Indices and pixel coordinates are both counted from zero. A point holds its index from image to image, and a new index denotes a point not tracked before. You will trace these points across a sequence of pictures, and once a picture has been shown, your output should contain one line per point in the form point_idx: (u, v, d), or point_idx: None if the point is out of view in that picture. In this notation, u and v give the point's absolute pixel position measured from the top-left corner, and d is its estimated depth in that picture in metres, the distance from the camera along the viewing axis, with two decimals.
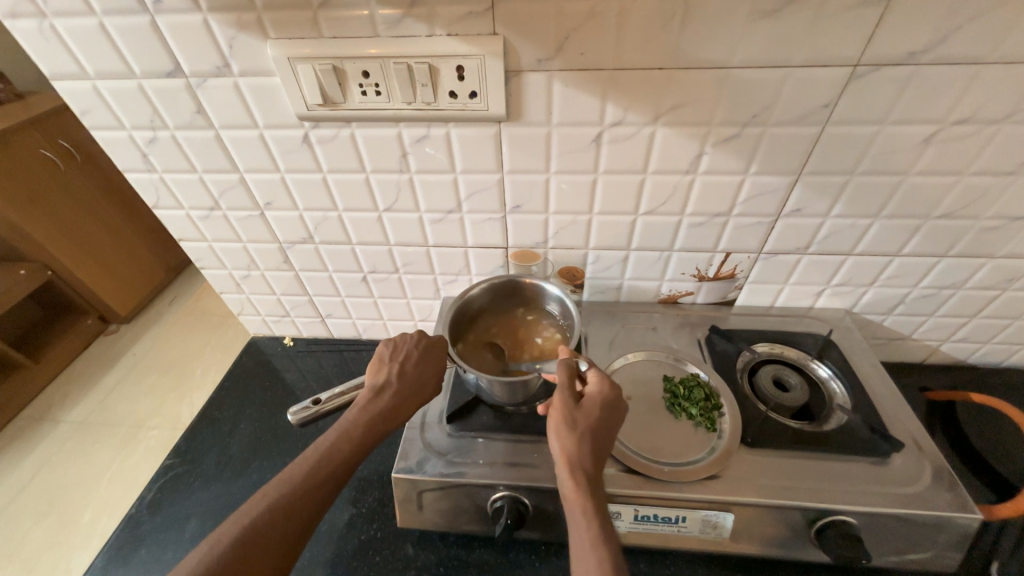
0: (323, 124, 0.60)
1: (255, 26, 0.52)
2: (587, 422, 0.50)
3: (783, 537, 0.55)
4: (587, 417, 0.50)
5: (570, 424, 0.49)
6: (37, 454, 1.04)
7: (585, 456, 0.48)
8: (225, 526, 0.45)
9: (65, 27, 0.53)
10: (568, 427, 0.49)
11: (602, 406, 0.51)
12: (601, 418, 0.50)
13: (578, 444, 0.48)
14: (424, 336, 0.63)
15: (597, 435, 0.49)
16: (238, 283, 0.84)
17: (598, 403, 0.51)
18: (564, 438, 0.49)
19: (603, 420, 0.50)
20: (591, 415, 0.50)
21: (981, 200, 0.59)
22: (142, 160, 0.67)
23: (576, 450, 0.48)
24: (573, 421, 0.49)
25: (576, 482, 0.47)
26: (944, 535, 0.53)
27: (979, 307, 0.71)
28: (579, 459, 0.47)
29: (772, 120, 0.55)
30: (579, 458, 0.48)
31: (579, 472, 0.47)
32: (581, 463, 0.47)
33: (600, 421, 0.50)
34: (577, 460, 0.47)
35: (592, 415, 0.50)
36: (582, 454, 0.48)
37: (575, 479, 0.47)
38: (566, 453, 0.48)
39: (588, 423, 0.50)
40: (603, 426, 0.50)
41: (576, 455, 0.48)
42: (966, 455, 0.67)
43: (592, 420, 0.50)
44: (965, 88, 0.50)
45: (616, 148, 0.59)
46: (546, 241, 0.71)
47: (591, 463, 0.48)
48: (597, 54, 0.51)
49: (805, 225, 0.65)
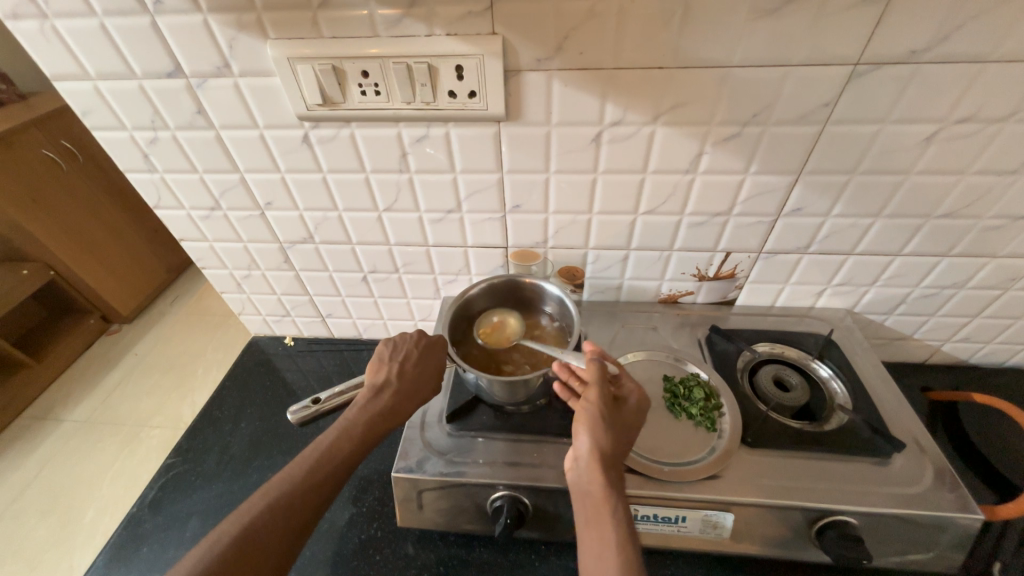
0: (323, 124, 0.60)
1: (255, 26, 0.52)
2: (622, 426, 0.50)
3: (783, 538, 0.55)
4: (620, 422, 0.50)
5: (607, 425, 0.49)
6: (39, 453, 1.04)
7: (617, 459, 0.48)
8: (225, 525, 0.45)
9: (66, 28, 0.54)
10: (605, 428, 0.49)
11: (633, 410, 0.52)
12: (631, 423, 0.51)
13: (613, 446, 0.48)
14: (423, 336, 0.63)
15: (626, 439, 0.50)
16: (239, 283, 0.84)
17: (631, 408, 0.52)
18: (602, 438, 0.48)
19: (633, 424, 0.51)
20: (625, 419, 0.51)
21: (983, 199, 0.59)
22: (143, 160, 0.67)
23: (613, 452, 0.48)
24: (610, 422, 0.49)
25: (610, 483, 0.47)
26: (946, 536, 0.53)
27: (981, 307, 0.71)
28: (613, 461, 0.48)
29: (772, 119, 0.55)
30: (614, 460, 0.48)
31: (610, 473, 0.47)
32: (614, 464, 0.48)
33: (631, 427, 0.51)
34: (611, 461, 0.48)
35: (626, 419, 0.51)
36: (616, 456, 0.48)
37: (609, 480, 0.47)
38: (603, 453, 0.47)
39: (623, 427, 0.50)
40: (631, 431, 0.51)
41: (610, 456, 0.48)
42: (968, 456, 0.67)
43: (625, 425, 0.50)
44: (967, 87, 0.50)
45: (616, 148, 0.59)
46: (546, 240, 0.71)
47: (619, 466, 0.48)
48: (597, 53, 0.51)
49: (806, 224, 0.65)
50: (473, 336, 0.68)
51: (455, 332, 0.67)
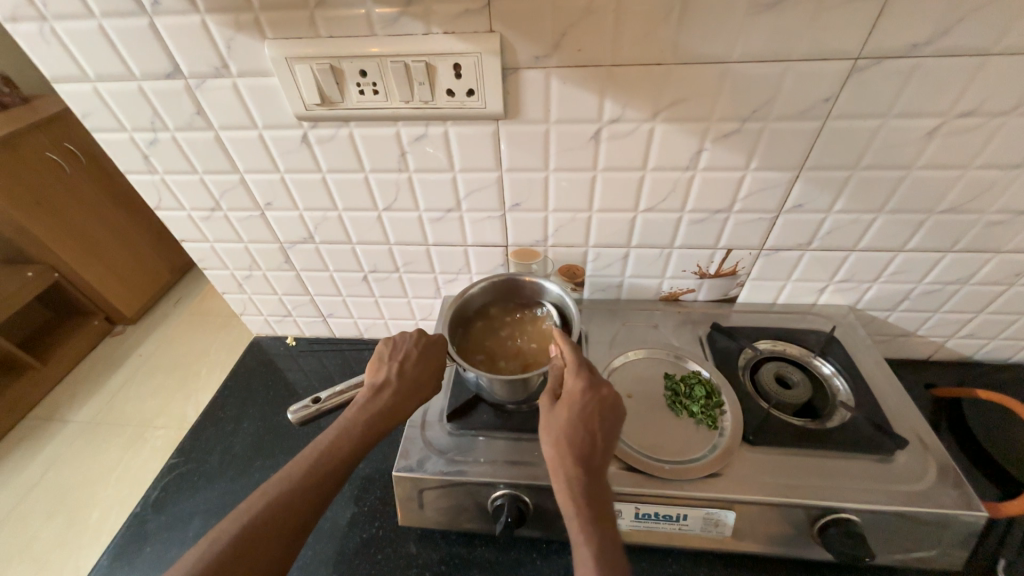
0: (322, 124, 0.60)
1: (253, 27, 0.52)
2: (561, 424, 0.50)
3: (786, 535, 0.55)
4: (560, 421, 0.50)
5: (548, 431, 0.50)
6: (45, 454, 1.05)
7: (562, 460, 0.48)
8: (225, 524, 0.45)
9: (65, 30, 0.54)
10: (547, 435, 0.50)
11: (574, 403, 0.50)
12: (572, 417, 0.50)
13: (553, 451, 0.49)
14: (423, 335, 0.63)
15: (574, 435, 0.49)
16: (240, 283, 0.85)
17: (570, 402, 0.51)
18: (545, 445, 0.50)
19: (578, 418, 0.50)
20: (564, 416, 0.50)
21: (986, 194, 0.58)
22: (143, 161, 0.67)
23: (553, 456, 0.49)
24: (549, 426, 0.50)
25: (559, 487, 0.48)
26: (949, 533, 0.52)
27: (985, 303, 0.71)
28: (557, 464, 0.48)
29: (772, 114, 0.54)
30: (557, 463, 0.48)
31: (558, 477, 0.48)
32: (558, 468, 0.48)
33: (574, 420, 0.50)
34: (556, 465, 0.48)
35: (565, 416, 0.50)
36: (558, 459, 0.48)
37: (559, 485, 0.48)
38: (547, 460, 0.49)
39: (561, 426, 0.50)
40: (580, 424, 0.49)
41: (555, 460, 0.49)
42: (972, 453, 0.66)
43: (565, 421, 0.50)
44: (969, 80, 0.50)
45: (615, 145, 0.59)
46: (546, 238, 0.71)
47: (569, 466, 0.48)
48: (595, 50, 0.51)
49: (807, 220, 0.64)
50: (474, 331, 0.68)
51: (455, 330, 0.67)
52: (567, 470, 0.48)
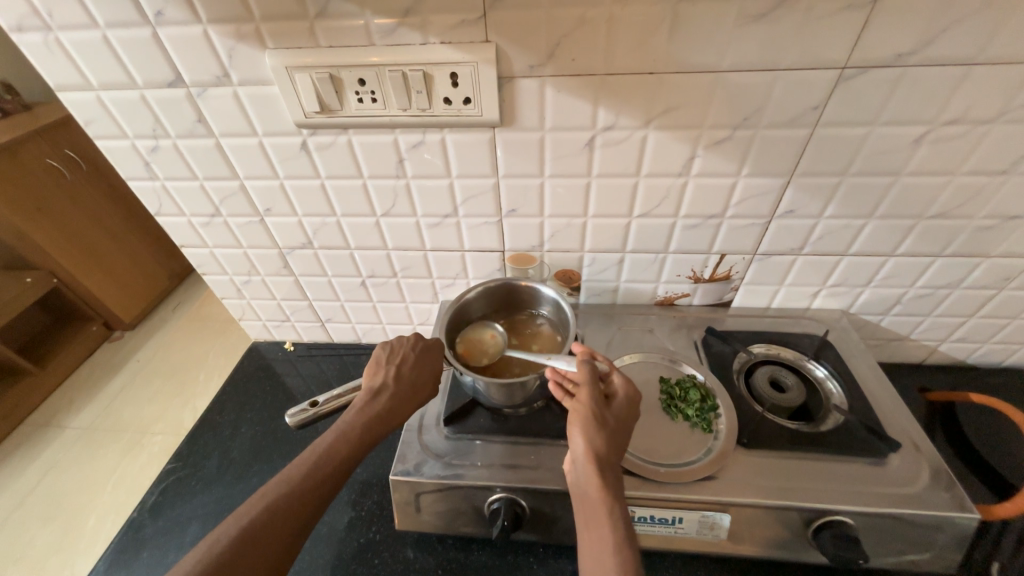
0: (321, 131, 0.61)
1: (253, 37, 0.54)
2: (614, 423, 0.51)
3: (781, 538, 0.55)
4: (614, 418, 0.51)
5: (600, 423, 0.50)
6: (41, 460, 1.04)
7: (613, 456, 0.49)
8: (224, 526, 0.46)
9: (69, 40, 0.55)
10: (599, 427, 0.49)
11: (626, 406, 0.52)
12: (625, 419, 0.52)
13: (606, 444, 0.49)
14: (420, 339, 0.63)
15: (621, 437, 0.51)
16: (239, 289, 0.85)
17: (624, 404, 0.52)
18: (599, 436, 0.49)
19: (626, 421, 0.52)
20: (618, 417, 0.51)
21: (974, 199, 0.59)
22: (144, 168, 0.68)
23: (608, 449, 0.49)
24: (602, 420, 0.50)
25: (605, 480, 0.47)
26: (943, 535, 0.53)
27: (977, 307, 0.71)
28: (607, 457, 0.48)
29: (762, 122, 0.55)
30: (610, 458, 0.48)
31: (605, 470, 0.47)
32: (608, 462, 0.48)
33: (624, 423, 0.51)
34: (606, 458, 0.48)
35: (619, 415, 0.51)
36: (611, 454, 0.49)
37: (605, 477, 0.47)
38: (596, 449, 0.48)
39: (615, 424, 0.51)
40: (624, 428, 0.51)
41: (605, 453, 0.48)
42: (966, 456, 0.67)
43: (618, 421, 0.51)
44: (955, 88, 0.51)
45: (610, 152, 0.60)
46: (543, 244, 0.72)
47: (615, 464, 0.49)
48: (589, 60, 0.52)
49: (799, 226, 0.65)
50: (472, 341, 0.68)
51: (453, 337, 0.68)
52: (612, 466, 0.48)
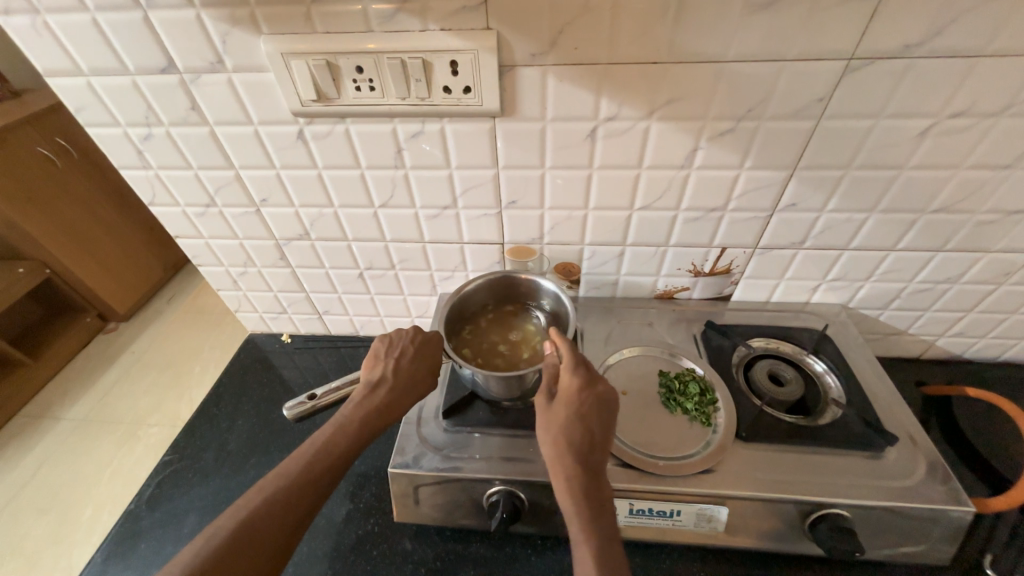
0: (318, 120, 0.60)
1: (248, 21, 0.52)
2: (558, 422, 0.50)
3: (778, 531, 0.55)
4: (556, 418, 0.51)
5: (546, 430, 0.50)
6: (36, 452, 1.04)
7: (560, 459, 0.49)
8: (221, 520, 0.45)
9: (58, 23, 0.53)
10: (545, 434, 0.50)
11: (571, 398, 0.51)
12: (565, 414, 0.50)
13: (556, 447, 0.49)
14: (419, 332, 0.63)
15: (574, 431, 0.49)
16: (235, 280, 0.84)
17: (566, 398, 0.51)
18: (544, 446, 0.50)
19: (576, 413, 0.50)
20: (561, 413, 0.51)
21: (977, 194, 0.59)
22: (137, 156, 0.67)
23: (552, 455, 0.49)
24: (547, 424, 0.51)
25: (561, 486, 0.48)
26: (938, 528, 0.53)
27: (975, 302, 0.72)
28: (558, 462, 0.49)
29: (766, 114, 0.55)
30: (555, 464, 0.49)
31: (559, 475, 0.48)
32: (560, 466, 0.48)
33: (572, 416, 0.50)
34: (557, 463, 0.49)
35: (562, 411, 0.51)
36: (555, 458, 0.49)
37: (560, 483, 0.48)
38: (548, 457, 0.50)
39: (560, 423, 0.50)
40: (573, 421, 0.50)
41: (557, 459, 0.49)
42: (961, 450, 0.67)
43: (563, 417, 0.50)
44: (961, 81, 0.50)
45: (612, 143, 0.59)
46: (542, 236, 0.71)
47: (571, 464, 0.48)
48: (592, 48, 0.51)
49: (801, 219, 0.65)
50: (485, 326, 0.69)
51: (463, 344, 0.67)
52: (567, 468, 0.48)
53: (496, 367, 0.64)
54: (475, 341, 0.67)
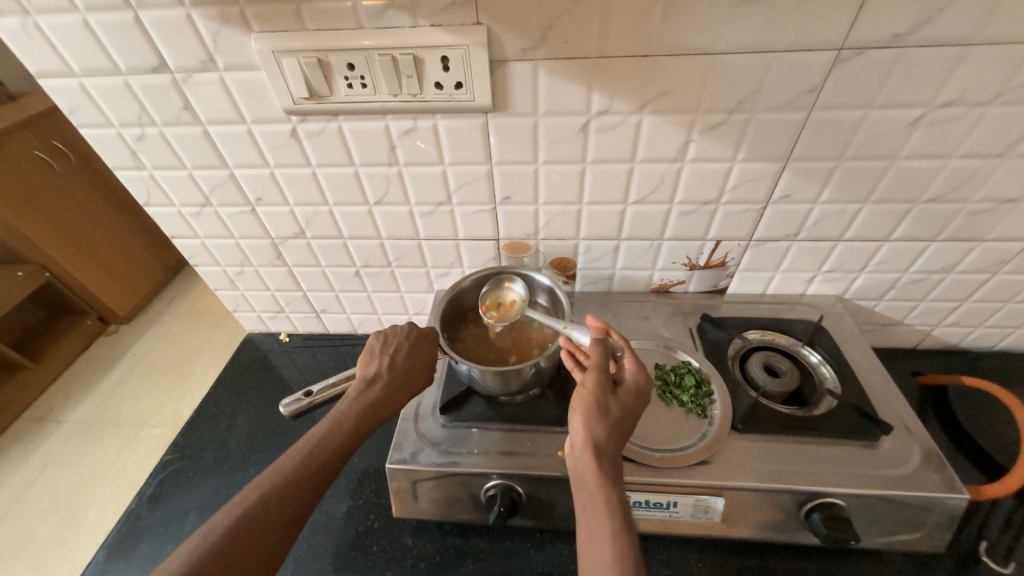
0: (311, 117, 0.60)
1: (238, 20, 0.52)
2: (622, 412, 0.50)
3: (774, 521, 0.56)
4: (619, 406, 0.50)
5: (601, 414, 0.49)
6: (39, 454, 1.04)
7: (613, 447, 0.48)
8: (219, 515, 0.46)
9: (49, 24, 0.53)
10: (598, 417, 0.49)
11: (630, 394, 0.51)
12: (631, 406, 0.50)
13: (613, 434, 0.48)
14: (414, 328, 0.63)
15: (623, 427, 0.50)
16: (232, 280, 0.84)
17: (626, 393, 0.51)
18: (597, 426, 0.48)
19: (630, 411, 0.50)
20: (617, 405, 0.50)
21: (970, 182, 0.59)
22: (131, 157, 0.67)
23: (607, 440, 0.48)
24: (603, 409, 0.49)
25: (603, 473, 0.46)
26: (933, 516, 0.53)
27: (970, 291, 0.72)
28: (606, 449, 0.48)
29: (758, 106, 0.55)
30: (607, 449, 0.48)
31: (604, 462, 0.47)
32: (608, 454, 0.47)
33: (625, 412, 0.50)
34: (606, 450, 0.48)
35: (619, 404, 0.50)
36: (609, 443, 0.48)
37: (604, 470, 0.47)
38: (595, 438, 0.48)
39: (615, 413, 0.49)
40: (631, 416, 0.50)
41: (606, 445, 0.48)
42: (956, 438, 0.67)
43: (619, 410, 0.50)
44: (951, 70, 0.50)
45: (604, 137, 0.59)
46: (537, 231, 0.72)
47: (615, 456, 0.48)
48: (582, 43, 0.51)
49: (795, 211, 0.65)
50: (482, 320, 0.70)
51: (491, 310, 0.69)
52: (612, 457, 0.47)
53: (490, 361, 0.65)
54: (500, 302, 0.70)
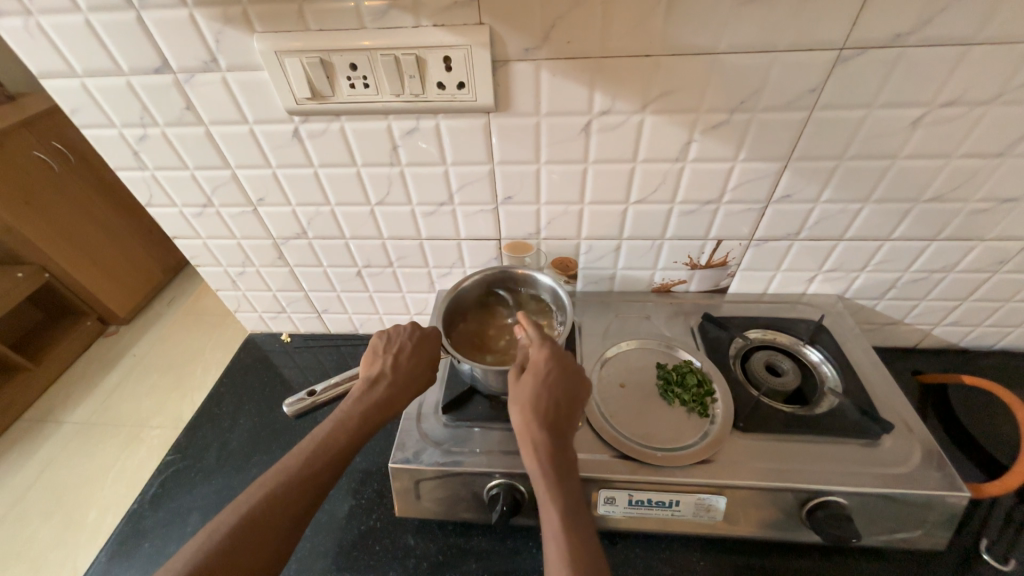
0: (313, 118, 0.60)
1: (241, 20, 0.52)
2: (530, 396, 0.51)
3: (775, 519, 0.56)
4: (527, 391, 0.51)
5: (517, 404, 0.51)
6: (39, 455, 1.04)
7: (535, 432, 0.49)
8: (223, 515, 0.46)
9: (51, 25, 0.53)
10: (517, 410, 0.51)
11: (540, 375, 0.52)
12: (534, 386, 0.51)
13: (525, 419, 0.50)
14: (418, 328, 0.63)
15: (548, 412, 0.50)
16: (234, 280, 0.85)
17: (540, 378, 0.52)
18: (515, 418, 0.51)
19: (548, 394, 0.51)
20: (530, 388, 0.51)
21: (971, 181, 0.59)
22: (133, 158, 0.67)
23: (525, 428, 0.50)
24: (520, 398, 0.51)
25: (533, 461, 0.49)
26: (934, 514, 0.54)
27: (971, 290, 0.72)
28: (531, 440, 0.49)
29: (760, 105, 0.55)
30: (527, 436, 0.49)
31: (530, 451, 0.49)
32: (532, 440, 0.49)
33: (540, 393, 0.51)
34: (531, 437, 0.49)
35: (532, 391, 0.51)
36: (528, 430, 0.49)
37: (533, 458, 0.49)
38: (519, 432, 0.50)
39: (530, 402, 0.50)
40: (543, 395, 0.51)
41: (526, 432, 0.50)
42: (957, 437, 0.68)
43: (537, 394, 0.51)
44: (951, 71, 0.50)
45: (606, 137, 0.59)
46: (539, 231, 0.72)
47: (540, 439, 0.49)
48: (585, 43, 0.52)
49: (796, 210, 0.65)
50: (484, 318, 0.69)
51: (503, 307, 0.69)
52: (540, 446, 0.49)
53: (492, 360, 0.64)
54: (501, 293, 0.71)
